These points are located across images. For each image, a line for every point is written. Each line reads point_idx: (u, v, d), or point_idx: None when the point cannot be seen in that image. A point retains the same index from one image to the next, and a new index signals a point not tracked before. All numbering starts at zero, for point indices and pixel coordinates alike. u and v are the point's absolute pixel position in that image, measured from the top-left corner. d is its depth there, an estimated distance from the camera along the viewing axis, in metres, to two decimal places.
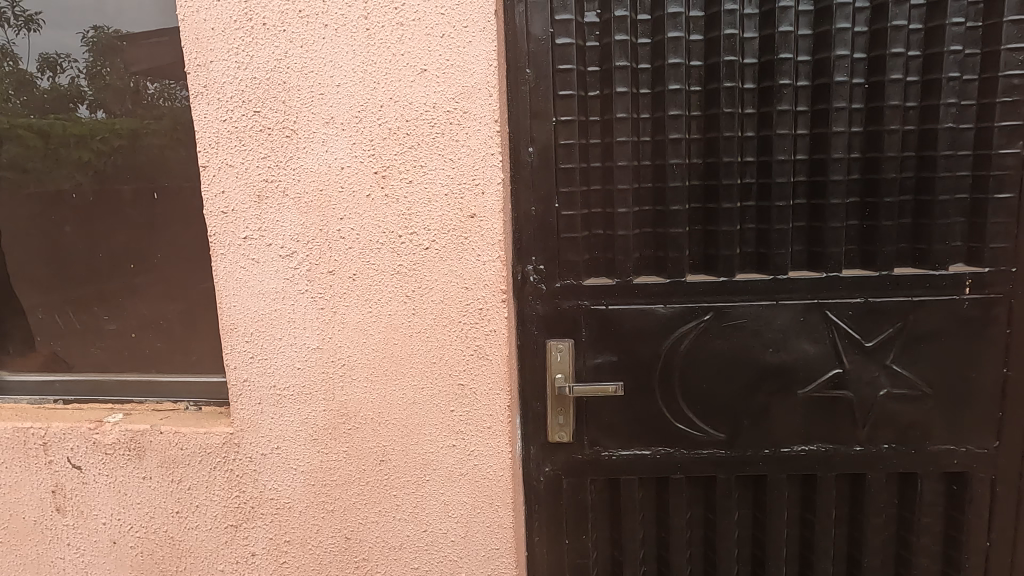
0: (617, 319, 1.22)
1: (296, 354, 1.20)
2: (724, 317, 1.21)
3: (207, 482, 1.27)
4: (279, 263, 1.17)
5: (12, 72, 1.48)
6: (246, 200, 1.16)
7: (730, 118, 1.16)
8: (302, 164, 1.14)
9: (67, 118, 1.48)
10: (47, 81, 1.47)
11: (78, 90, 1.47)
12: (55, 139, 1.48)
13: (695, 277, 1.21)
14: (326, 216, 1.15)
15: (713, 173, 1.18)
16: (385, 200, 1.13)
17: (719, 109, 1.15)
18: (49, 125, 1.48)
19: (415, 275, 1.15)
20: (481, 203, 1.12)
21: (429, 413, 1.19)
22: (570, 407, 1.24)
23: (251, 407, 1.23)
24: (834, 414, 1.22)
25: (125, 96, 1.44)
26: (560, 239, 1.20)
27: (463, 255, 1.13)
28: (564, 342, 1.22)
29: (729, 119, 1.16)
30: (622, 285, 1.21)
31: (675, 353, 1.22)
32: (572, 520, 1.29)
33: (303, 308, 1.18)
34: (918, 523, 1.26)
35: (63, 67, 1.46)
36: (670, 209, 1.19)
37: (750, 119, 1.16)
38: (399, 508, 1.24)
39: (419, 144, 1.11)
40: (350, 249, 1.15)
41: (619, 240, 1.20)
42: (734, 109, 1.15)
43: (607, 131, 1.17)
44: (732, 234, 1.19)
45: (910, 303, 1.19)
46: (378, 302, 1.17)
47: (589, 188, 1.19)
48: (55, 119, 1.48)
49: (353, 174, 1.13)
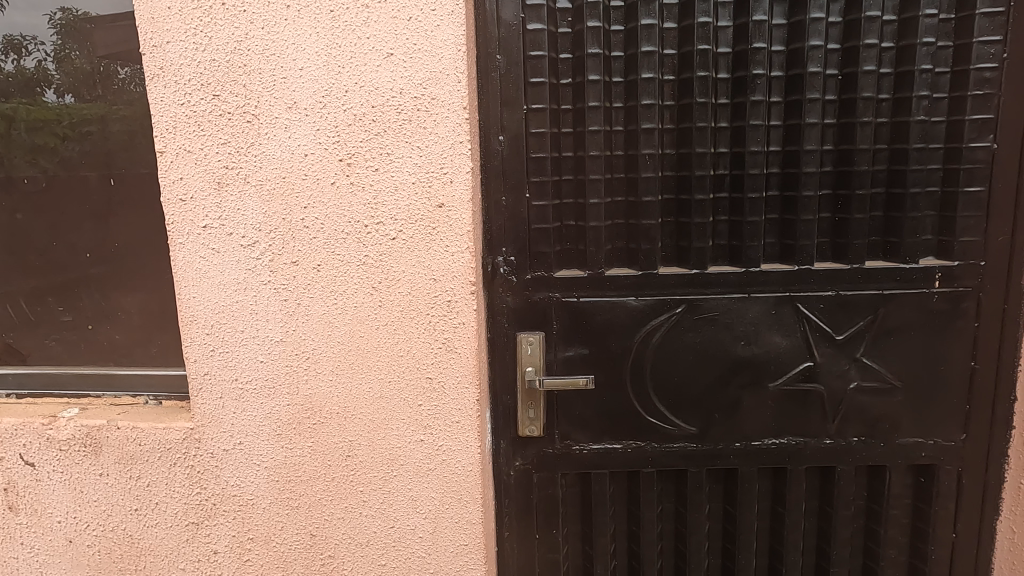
0: (588, 311, 1.20)
1: (258, 347, 1.17)
2: (696, 311, 1.20)
3: (167, 479, 1.23)
4: (241, 252, 1.14)
5: None
6: (205, 187, 1.12)
7: (703, 108, 1.14)
8: (264, 151, 1.10)
9: (32, 102, 1.41)
10: (12, 64, 1.41)
11: (44, 74, 1.40)
12: (20, 124, 1.42)
13: (667, 269, 1.20)
14: (290, 204, 1.11)
15: (686, 165, 1.16)
16: (350, 189, 1.10)
17: (692, 99, 1.13)
18: (13, 109, 1.42)
19: (381, 266, 1.12)
20: (449, 192, 1.09)
21: (397, 408, 1.17)
22: (540, 400, 1.22)
23: (212, 401, 1.19)
24: (805, 408, 1.22)
25: (94, 81, 1.37)
26: (531, 230, 1.17)
27: (430, 246, 1.11)
28: (535, 334, 1.21)
29: (702, 109, 1.14)
30: (593, 277, 1.19)
31: (647, 347, 1.21)
32: (542, 515, 1.28)
33: (266, 300, 1.15)
34: (886, 515, 1.27)
35: (27, 49, 1.40)
36: (642, 201, 1.17)
37: (724, 109, 1.15)
38: (366, 505, 1.21)
39: (385, 131, 1.07)
40: (314, 239, 1.12)
41: (591, 232, 1.18)
42: (707, 99, 1.14)
43: (579, 120, 1.15)
44: (705, 225, 1.18)
45: (880, 295, 1.18)
46: (343, 294, 1.13)
47: (561, 178, 1.17)
48: (19, 104, 1.42)
49: (317, 161, 1.09)
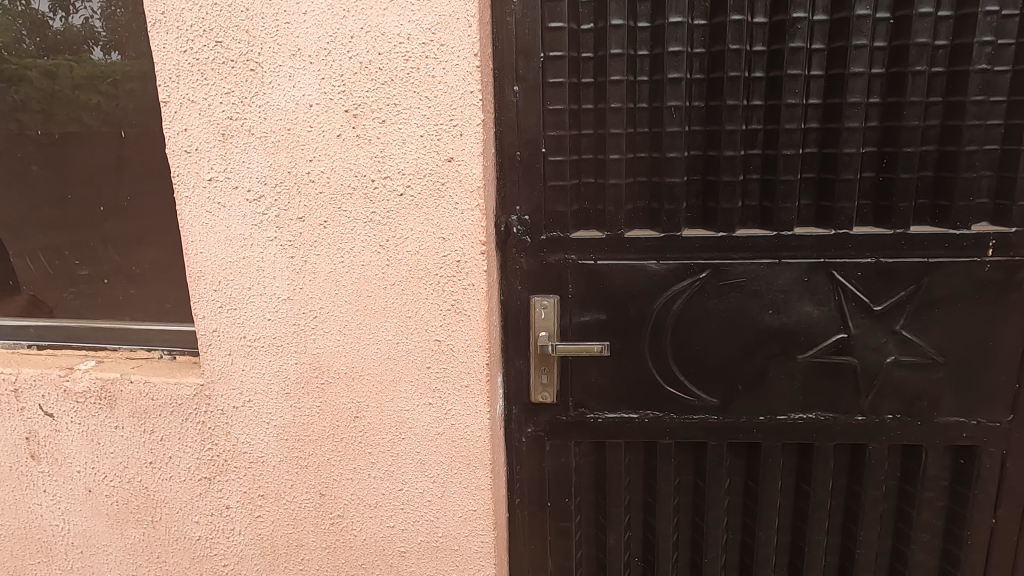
0: (606, 275, 1.13)
1: (266, 305, 1.14)
2: (722, 277, 1.12)
3: (179, 434, 1.23)
4: (246, 207, 1.11)
5: (25, 11, 1.36)
6: (210, 138, 1.08)
7: (737, 56, 1.04)
8: (268, 100, 1.05)
9: (77, 60, 1.36)
10: (60, 22, 1.35)
11: (91, 31, 1.34)
12: (63, 81, 1.37)
13: (691, 232, 1.12)
14: (295, 156, 1.07)
15: (716, 118, 1.08)
16: (357, 142, 1.05)
17: (724, 47, 1.04)
18: (58, 67, 1.37)
19: (389, 223, 1.07)
20: (459, 145, 1.03)
21: (405, 369, 1.13)
22: (554, 365, 1.17)
23: (221, 358, 1.18)
24: (836, 382, 1.14)
25: (141, 37, 1.30)
26: (547, 187, 1.11)
27: (439, 203, 1.05)
28: (550, 298, 1.15)
29: (734, 57, 1.04)
30: (612, 238, 1.12)
31: (668, 314, 1.14)
32: (554, 483, 1.24)
33: (272, 256, 1.12)
34: (920, 497, 1.19)
35: (75, 5, 1.33)
36: (666, 157, 1.09)
37: (761, 57, 1.05)
38: (374, 466, 1.19)
39: (393, 81, 1.02)
40: (320, 194, 1.08)
41: (611, 190, 1.11)
42: (741, 46, 1.04)
43: (601, 69, 1.07)
44: (734, 184, 1.09)
45: (926, 264, 1.09)
46: (349, 251, 1.09)
47: (579, 133, 1.10)
48: (64, 61, 1.37)
49: (322, 112, 1.04)
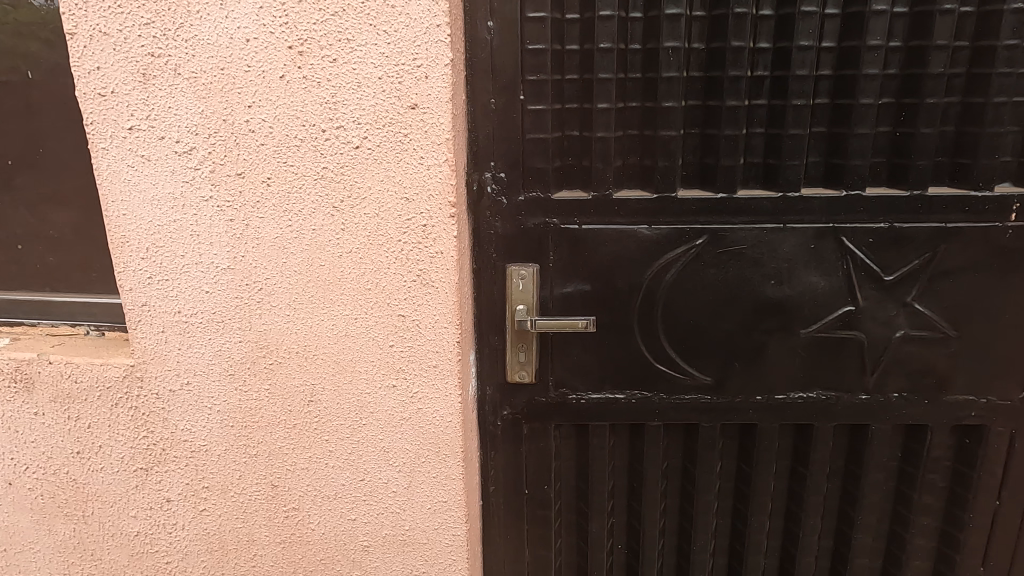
0: (592, 241, 1.01)
1: (202, 275, 1.00)
2: (720, 244, 1.00)
3: (110, 421, 1.09)
4: (175, 161, 0.95)
5: None
6: (128, 79, 0.92)
7: None
8: (196, 33, 0.89)
9: None
10: None
11: None
12: None
13: (687, 193, 0.99)
14: (232, 102, 0.91)
15: (717, 63, 0.94)
16: (303, 84, 0.89)
17: None
18: None
19: (342, 181, 0.93)
20: (423, 89, 0.88)
21: (365, 348, 1.00)
22: (532, 342, 1.05)
23: (153, 336, 1.03)
24: (839, 359, 1.05)
25: None
26: (525, 141, 0.97)
27: (401, 158, 0.91)
28: (528, 268, 1.02)
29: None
30: (599, 200, 0.99)
31: (660, 285, 1.02)
32: (532, 469, 1.13)
33: (208, 219, 0.97)
34: (922, 479, 1.12)
35: None
36: (661, 107, 0.96)
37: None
38: (332, 455, 1.07)
39: (344, 11, 0.86)
40: (262, 146, 0.93)
41: (598, 145, 0.97)
42: None
43: (589, 3, 0.92)
44: (737, 139, 0.97)
45: (942, 229, 0.99)
46: (297, 213, 0.95)
47: (563, 78, 0.95)
48: None
49: (261, 49, 0.89)
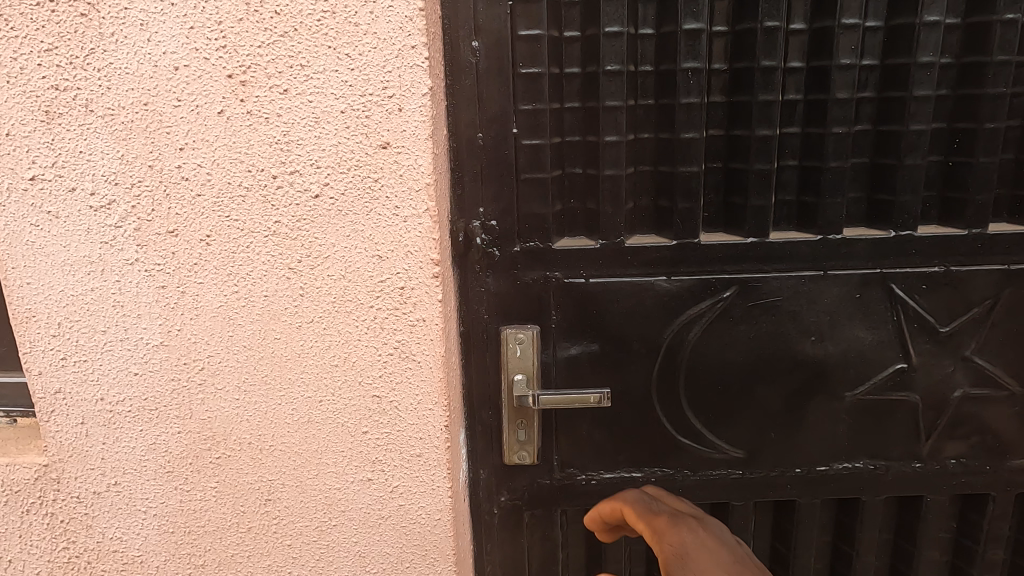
0: (601, 297, 0.85)
1: (129, 355, 0.81)
2: (751, 296, 0.86)
3: (20, 531, 0.88)
4: (91, 218, 0.77)
5: None
6: (26, 118, 0.74)
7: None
8: (111, 60, 0.72)
9: None
10: None
11: None
12: None
13: (711, 237, 0.85)
14: (159, 144, 0.74)
15: (744, 85, 0.80)
16: (247, 120, 0.73)
17: None
18: None
19: (299, 237, 0.76)
20: (396, 124, 0.72)
21: (332, 436, 0.83)
22: (534, 418, 0.88)
23: (70, 429, 0.84)
24: (890, 423, 0.90)
25: None
26: (519, 181, 0.81)
27: (370, 208, 0.74)
28: (527, 330, 0.86)
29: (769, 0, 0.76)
30: (609, 249, 0.84)
31: (682, 346, 0.87)
32: (536, 563, 0.96)
33: (135, 287, 0.79)
34: (983, 555, 0.97)
35: None
36: (680, 139, 0.81)
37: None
38: (297, 562, 0.89)
39: (296, 31, 0.70)
40: (198, 197, 0.75)
41: (606, 185, 0.82)
42: None
43: (591, 18, 0.78)
44: (769, 175, 0.82)
45: (1004, 272, 0.85)
46: (245, 276, 0.78)
47: (562, 106, 0.81)
48: None
49: (194, 78, 0.72)
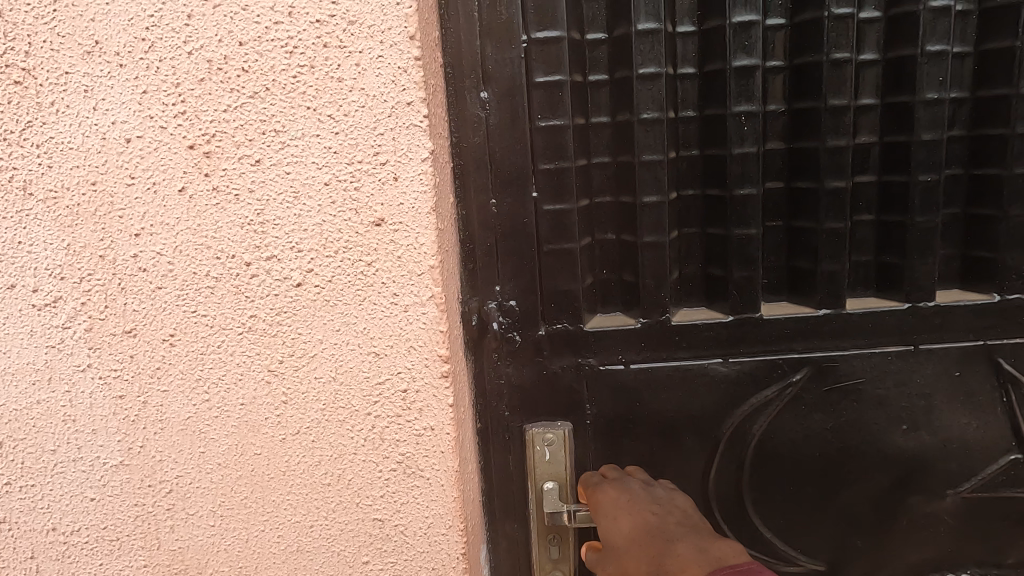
0: (644, 386, 0.71)
1: (85, 477, 0.68)
2: (826, 378, 0.71)
3: None
4: (34, 319, 0.64)
5: None
6: None
7: (842, 26, 0.64)
8: (52, 134, 0.60)
9: None
10: None
11: None
12: None
13: (774, 311, 0.71)
14: (111, 230, 0.62)
15: (807, 129, 0.67)
16: (214, 198, 0.60)
17: (823, 12, 0.63)
18: None
19: (280, 332, 0.63)
20: (391, 196, 0.59)
21: (327, 566, 0.69)
22: (570, 534, 0.74)
23: (18, 566, 0.70)
24: (1005, 529, 0.73)
25: None
26: (542, 254, 0.68)
27: (363, 296, 0.62)
28: (556, 429, 0.72)
29: (837, 28, 0.64)
30: (653, 328, 0.70)
31: (744, 440, 0.72)
32: None
33: (88, 398, 0.66)
34: None
35: None
36: (733, 196, 0.67)
37: (875, 26, 0.65)
38: None
39: (268, 91, 0.58)
40: (159, 290, 0.63)
41: (646, 254, 0.68)
42: (850, 9, 0.63)
43: (621, 59, 0.65)
44: (843, 234, 0.68)
45: None
46: (217, 382, 0.65)
47: (589, 162, 0.68)
48: None
49: (150, 150, 0.60)
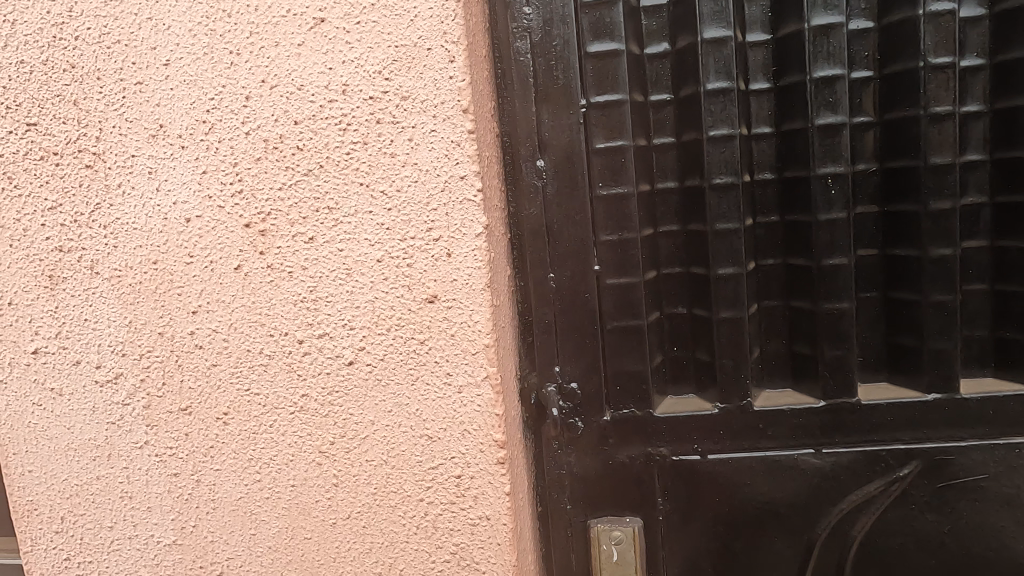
0: (724, 478, 0.65)
1: (140, 555, 0.67)
2: (940, 474, 0.63)
3: None
4: (97, 394, 0.65)
5: None
6: (30, 285, 0.63)
7: (941, 77, 0.58)
8: (117, 215, 0.61)
9: None
10: None
11: None
12: None
13: (873, 396, 0.63)
14: (171, 308, 0.62)
15: (903, 191, 0.60)
16: (268, 276, 0.60)
17: (919, 63, 0.57)
18: None
19: (331, 413, 0.61)
20: (444, 272, 0.57)
21: None
22: None
23: None
24: None
25: None
26: (604, 332, 0.64)
27: (416, 376, 0.59)
28: (625, 526, 0.66)
29: (935, 80, 0.58)
30: (734, 415, 0.64)
31: (844, 542, 0.65)
32: None
33: (144, 475, 0.65)
34: None
35: None
36: (821, 267, 0.61)
37: (979, 75, 0.58)
38: None
39: (322, 168, 0.57)
40: (214, 367, 0.62)
41: (723, 331, 0.63)
42: (950, 58, 0.57)
43: (688, 120, 0.61)
44: (951, 308, 0.61)
45: None
46: (268, 462, 0.63)
47: (656, 231, 0.64)
48: None
49: (207, 230, 0.60)
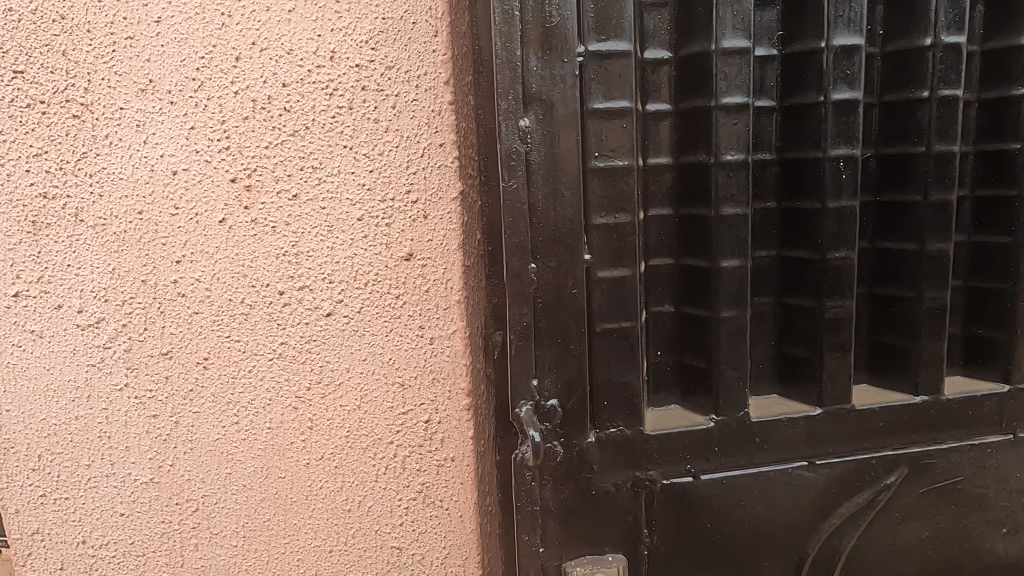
0: (722, 497, 0.69)
1: (116, 493, 0.70)
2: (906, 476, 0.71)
3: None
4: (78, 338, 0.67)
5: None
6: (12, 230, 0.65)
7: (945, 58, 0.65)
8: (104, 165, 0.63)
9: None
10: None
11: None
12: None
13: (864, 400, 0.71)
14: (154, 256, 0.65)
15: (903, 177, 0.68)
16: (252, 230, 0.63)
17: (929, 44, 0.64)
18: None
19: (308, 359, 0.65)
20: (421, 232, 0.61)
21: None
22: None
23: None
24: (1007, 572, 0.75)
25: None
26: (593, 337, 0.65)
27: (391, 328, 0.63)
28: (607, 565, 0.69)
29: (943, 63, 0.65)
30: (738, 434, 0.68)
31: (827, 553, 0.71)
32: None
33: (122, 416, 0.68)
34: None
35: None
36: (828, 261, 0.67)
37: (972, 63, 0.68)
38: None
39: (308, 129, 0.61)
40: (196, 314, 0.65)
41: (726, 327, 0.67)
42: (956, 40, 0.65)
43: (690, 89, 0.65)
44: (941, 307, 0.69)
45: None
46: (246, 406, 0.67)
47: (648, 213, 0.69)
48: None
49: (194, 184, 0.63)
